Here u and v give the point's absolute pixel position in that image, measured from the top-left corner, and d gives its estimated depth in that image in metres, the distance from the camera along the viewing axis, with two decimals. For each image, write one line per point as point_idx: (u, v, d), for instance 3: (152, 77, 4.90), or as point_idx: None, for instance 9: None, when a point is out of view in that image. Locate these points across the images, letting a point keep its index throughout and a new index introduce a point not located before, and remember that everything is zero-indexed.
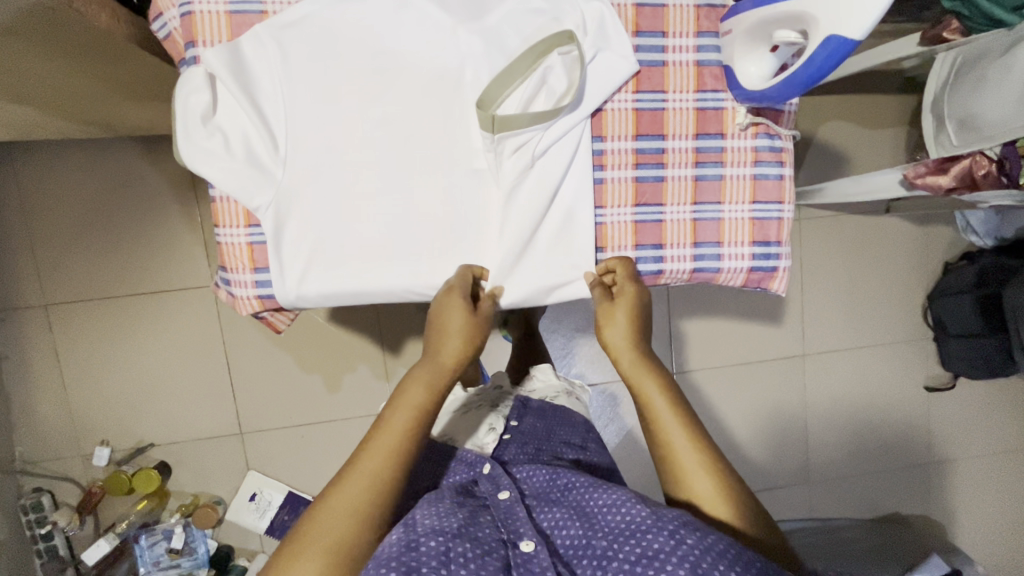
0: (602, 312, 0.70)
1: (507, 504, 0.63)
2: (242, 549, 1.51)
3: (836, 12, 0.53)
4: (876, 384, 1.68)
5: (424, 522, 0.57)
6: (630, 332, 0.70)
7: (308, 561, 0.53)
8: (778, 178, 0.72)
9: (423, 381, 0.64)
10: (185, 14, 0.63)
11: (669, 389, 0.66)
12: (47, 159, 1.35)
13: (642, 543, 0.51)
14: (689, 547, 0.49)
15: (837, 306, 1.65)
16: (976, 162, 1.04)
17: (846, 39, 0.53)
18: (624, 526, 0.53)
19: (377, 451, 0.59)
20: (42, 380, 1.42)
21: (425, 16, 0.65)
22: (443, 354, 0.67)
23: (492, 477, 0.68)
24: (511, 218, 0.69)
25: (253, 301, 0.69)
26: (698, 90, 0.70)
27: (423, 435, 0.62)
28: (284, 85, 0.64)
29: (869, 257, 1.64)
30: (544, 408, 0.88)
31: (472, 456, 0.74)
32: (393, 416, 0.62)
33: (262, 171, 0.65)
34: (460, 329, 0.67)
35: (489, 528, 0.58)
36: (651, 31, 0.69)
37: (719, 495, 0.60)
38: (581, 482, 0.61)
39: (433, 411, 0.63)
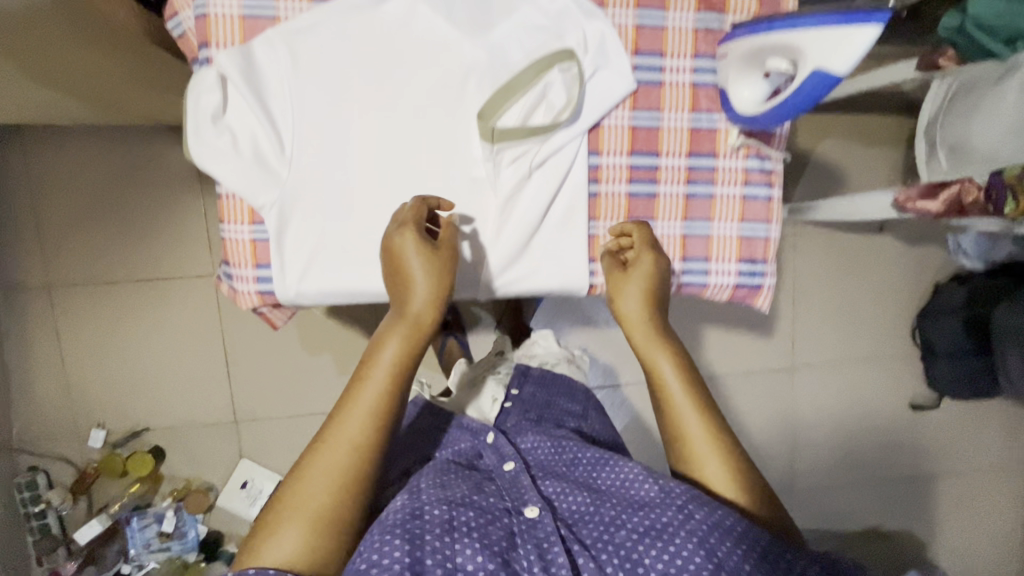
0: (614, 282, 0.71)
1: (512, 474, 0.67)
2: (232, 535, 1.53)
3: (822, 47, 0.55)
4: (863, 399, 1.70)
5: (429, 491, 0.61)
6: (642, 301, 0.69)
7: (291, 525, 0.56)
8: (766, 199, 0.75)
9: (396, 341, 0.63)
10: (200, 16, 0.65)
11: (681, 364, 0.67)
12: (57, 144, 1.37)
13: (649, 516, 0.58)
14: (696, 522, 0.56)
15: (828, 321, 1.67)
16: (966, 188, 1.06)
17: (832, 73, 0.55)
18: (632, 500, 0.60)
19: (353, 418, 0.60)
20: (42, 360, 1.44)
21: (431, 28, 0.67)
22: (412, 308, 0.64)
23: (495, 447, 0.72)
24: (507, 227, 0.72)
25: (253, 296, 0.71)
26: (693, 110, 0.73)
27: (399, 396, 0.62)
28: (292, 89, 0.66)
29: (862, 274, 1.67)
30: (544, 377, 0.91)
31: (476, 426, 0.75)
32: (365, 380, 0.61)
33: (268, 171, 0.67)
34: (431, 275, 0.64)
35: (493, 497, 0.62)
36: (650, 52, 0.71)
37: (728, 477, 0.62)
38: (588, 459, 0.67)
39: (411, 368, 0.63)
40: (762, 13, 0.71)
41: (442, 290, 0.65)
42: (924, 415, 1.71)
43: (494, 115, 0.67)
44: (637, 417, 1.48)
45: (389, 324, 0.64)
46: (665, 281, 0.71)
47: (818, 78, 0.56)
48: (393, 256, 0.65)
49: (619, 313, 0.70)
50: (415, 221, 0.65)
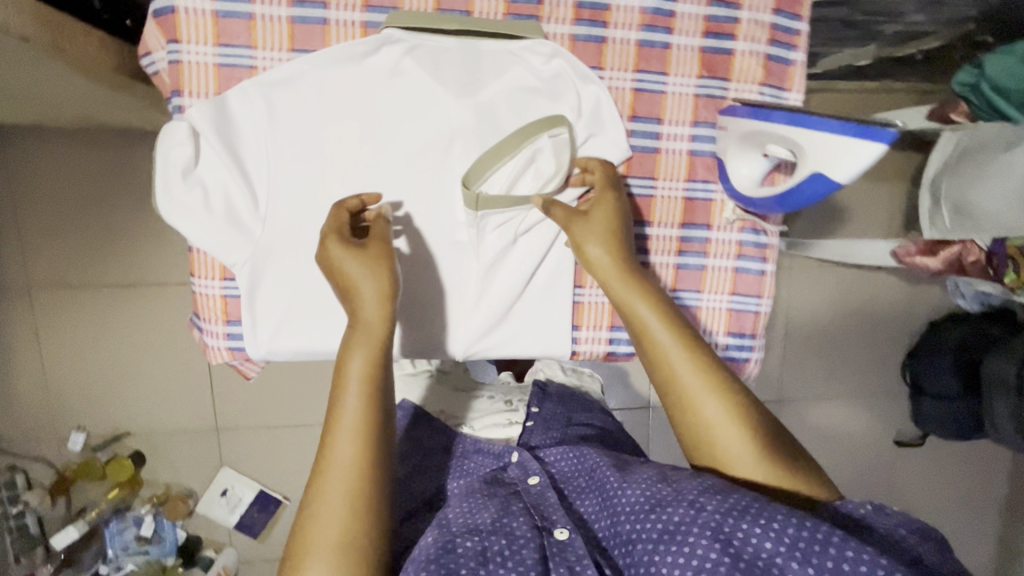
0: (575, 229, 0.63)
1: (538, 489, 0.68)
2: (210, 541, 1.53)
3: (825, 151, 0.53)
4: (847, 433, 1.70)
5: (455, 524, 0.60)
6: (610, 247, 0.63)
7: (316, 565, 0.50)
8: (759, 273, 0.72)
9: (360, 353, 0.57)
10: (172, 63, 0.62)
11: (660, 307, 0.63)
12: (38, 143, 1.33)
13: (662, 519, 0.54)
14: (709, 513, 0.52)
15: (819, 353, 1.66)
16: (966, 249, 1.06)
17: (833, 180, 0.53)
18: (641, 501, 0.57)
19: (344, 434, 0.55)
20: (21, 361, 1.42)
21: (418, 86, 0.63)
22: (364, 311, 0.58)
23: (519, 462, 0.73)
24: (488, 293, 0.70)
25: (224, 352, 0.69)
26: (689, 180, 0.70)
27: (382, 385, 0.58)
28: (269, 142, 0.63)
29: (858, 306, 1.65)
30: (561, 394, 0.95)
31: (497, 448, 0.78)
32: (343, 397, 0.56)
33: (240, 228, 0.64)
34: (372, 274, 0.58)
35: (523, 516, 0.62)
36: (647, 117, 0.68)
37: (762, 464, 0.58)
38: (602, 462, 0.66)
39: (383, 358, 0.58)
40: (769, 82, 0.68)
41: (388, 292, 0.59)
42: (913, 452, 1.69)
43: (478, 181, 0.64)
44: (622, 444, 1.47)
45: (347, 337, 0.58)
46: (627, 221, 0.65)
47: (816, 180, 0.54)
48: (332, 271, 0.60)
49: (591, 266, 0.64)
50: (337, 229, 0.60)
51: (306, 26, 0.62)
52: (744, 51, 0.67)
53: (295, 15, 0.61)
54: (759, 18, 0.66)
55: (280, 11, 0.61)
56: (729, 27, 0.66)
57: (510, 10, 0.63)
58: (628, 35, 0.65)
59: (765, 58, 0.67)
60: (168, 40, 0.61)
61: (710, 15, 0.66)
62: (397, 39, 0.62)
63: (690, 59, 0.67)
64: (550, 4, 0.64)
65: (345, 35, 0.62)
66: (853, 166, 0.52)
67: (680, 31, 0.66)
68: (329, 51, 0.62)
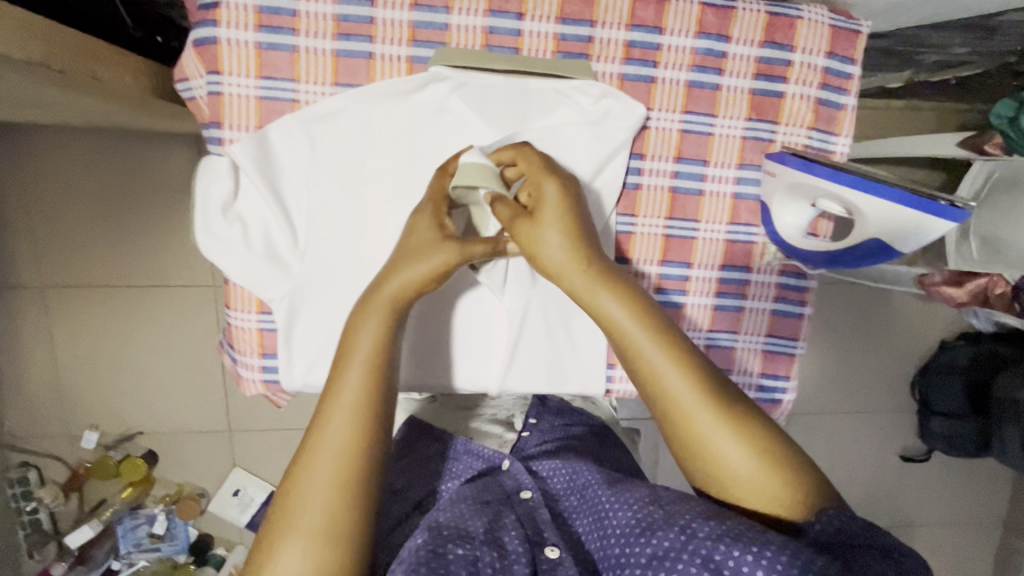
0: (526, 234, 0.58)
1: (530, 504, 0.66)
2: (222, 538, 1.54)
3: (886, 230, 0.57)
4: (871, 454, 1.63)
5: (448, 529, 0.58)
6: (571, 247, 0.58)
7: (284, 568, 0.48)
8: (797, 317, 0.72)
9: (372, 325, 0.57)
10: (212, 94, 0.60)
11: (631, 303, 0.57)
12: (54, 140, 1.30)
13: (652, 543, 0.53)
14: (700, 540, 0.50)
15: (852, 372, 1.58)
16: (992, 282, 1.05)
17: (893, 250, 0.59)
18: (632, 524, 0.56)
19: (342, 402, 0.54)
20: (36, 360, 1.41)
21: (463, 123, 0.62)
22: (385, 288, 0.58)
23: (513, 473, 0.71)
24: (524, 330, 0.69)
25: (258, 384, 0.68)
26: (731, 223, 0.69)
27: (389, 358, 0.57)
28: (309, 176, 0.62)
29: (895, 326, 1.55)
30: (563, 409, 0.89)
31: (488, 452, 0.75)
32: (346, 369, 0.55)
33: (279, 264, 0.63)
34: (422, 255, 0.57)
35: (515, 530, 0.61)
36: (693, 158, 0.66)
37: (758, 467, 0.54)
38: (596, 481, 0.65)
39: (390, 347, 0.57)
40: (817, 126, 0.66)
41: (434, 276, 0.58)
42: (934, 476, 1.65)
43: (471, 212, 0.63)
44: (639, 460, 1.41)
45: (356, 312, 0.58)
46: (579, 204, 0.60)
47: (876, 246, 0.59)
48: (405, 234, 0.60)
49: (551, 271, 0.58)
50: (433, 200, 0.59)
51: (351, 60, 0.60)
52: (794, 95, 0.65)
53: (339, 48, 0.60)
54: (811, 61, 0.65)
55: (325, 44, 0.60)
56: (780, 69, 0.65)
57: (560, 47, 0.62)
58: (678, 76, 0.64)
59: (815, 102, 0.66)
60: (208, 71, 0.59)
61: (762, 56, 0.64)
62: (444, 76, 0.60)
63: (739, 101, 0.65)
64: (600, 42, 0.62)
65: (391, 70, 0.61)
66: (918, 240, 0.57)
67: (730, 72, 0.64)
68: (374, 86, 0.60)
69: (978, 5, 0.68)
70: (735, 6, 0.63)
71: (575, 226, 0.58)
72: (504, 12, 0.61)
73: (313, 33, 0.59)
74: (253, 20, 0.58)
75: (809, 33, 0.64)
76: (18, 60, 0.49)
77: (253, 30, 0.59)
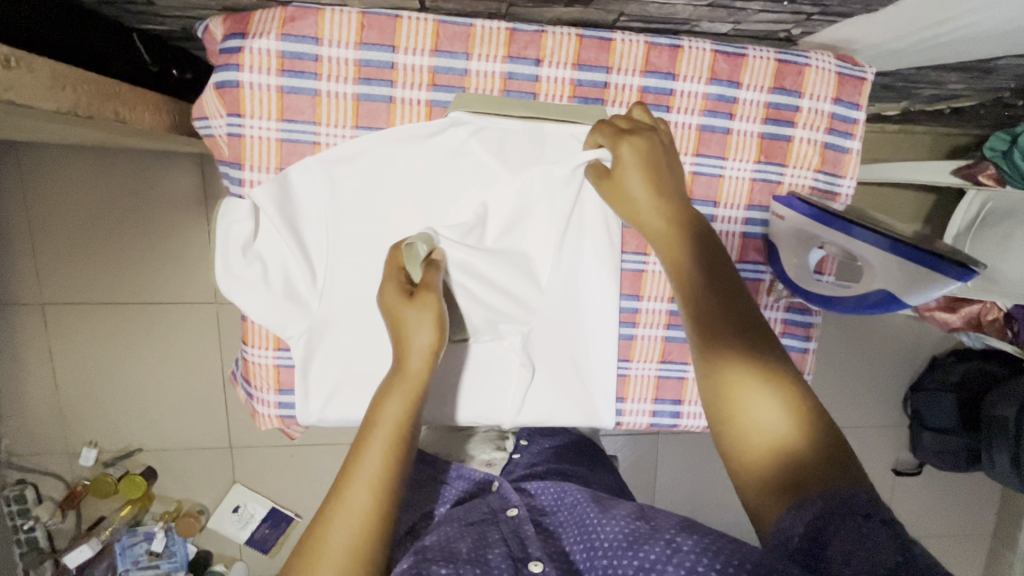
0: (609, 188, 0.58)
1: (516, 520, 0.65)
2: (220, 555, 1.49)
3: (896, 282, 0.59)
4: (873, 466, 1.64)
5: (433, 552, 0.55)
6: (650, 189, 0.56)
7: None
8: (801, 351, 0.74)
9: (395, 402, 0.52)
10: (234, 135, 0.61)
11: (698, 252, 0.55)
12: (56, 159, 1.30)
13: (638, 556, 0.52)
14: (684, 553, 0.49)
15: (854, 386, 1.59)
16: (986, 308, 1.07)
17: (903, 303, 0.60)
18: (619, 539, 0.55)
19: (360, 482, 0.49)
20: (34, 377, 1.39)
21: (479, 166, 0.64)
22: (407, 361, 0.53)
23: (500, 493, 0.72)
24: (536, 365, 0.70)
25: (273, 419, 0.69)
26: (739, 261, 0.71)
27: (407, 444, 0.51)
28: (329, 215, 0.63)
29: (893, 341, 1.57)
30: (552, 432, 0.92)
31: (478, 475, 0.77)
32: (365, 448, 0.50)
33: (299, 303, 0.64)
34: (424, 311, 0.53)
35: (499, 548, 0.58)
36: (703, 199, 0.68)
37: (778, 414, 0.47)
38: (583, 499, 0.66)
39: (412, 436, 0.52)
40: (823, 169, 0.69)
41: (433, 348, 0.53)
42: (931, 488, 1.67)
43: (418, 266, 0.57)
44: (643, 475, 1.41)
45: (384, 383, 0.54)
46: (661, 160, 0.56)
47: (887, 299, 0.61)
48: (391, 323, 0.54)
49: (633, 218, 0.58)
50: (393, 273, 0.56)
51: (371, 104, 0.61)
52: (802, 139, 0.67)
53: (360, 92, 0.61)
54: (818, 107, 0.67)
55: (346, 88, 0.61)
56: (789, 114, 0.67)
57: (576, 92, 0.64)
58: (689, 120, 0.66)
59: (822, 146, 0.68)
60: (230, 113, 0.60)
61: (771, 102, 0.66)
62: (464, 121, 0.61)
63: (749, 145, 0.67)
64: (616, 87, 0.64)
65: (411, 113, 0.62)
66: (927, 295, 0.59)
67: (740, 116, 0.66)
68: (394, 130, 0.61)
69: (980, 50, 0.71)
70: (746, 53, 0.65)
71: (660, 177, 0.56)
72: (523, 58, 0.62)
73: (335, 77, 0.60)
74: (275, 64, 0.59)
75: (816, 80, 0.66)
76: (48, 109, 0.50)
77: (276, 74, 0.59)
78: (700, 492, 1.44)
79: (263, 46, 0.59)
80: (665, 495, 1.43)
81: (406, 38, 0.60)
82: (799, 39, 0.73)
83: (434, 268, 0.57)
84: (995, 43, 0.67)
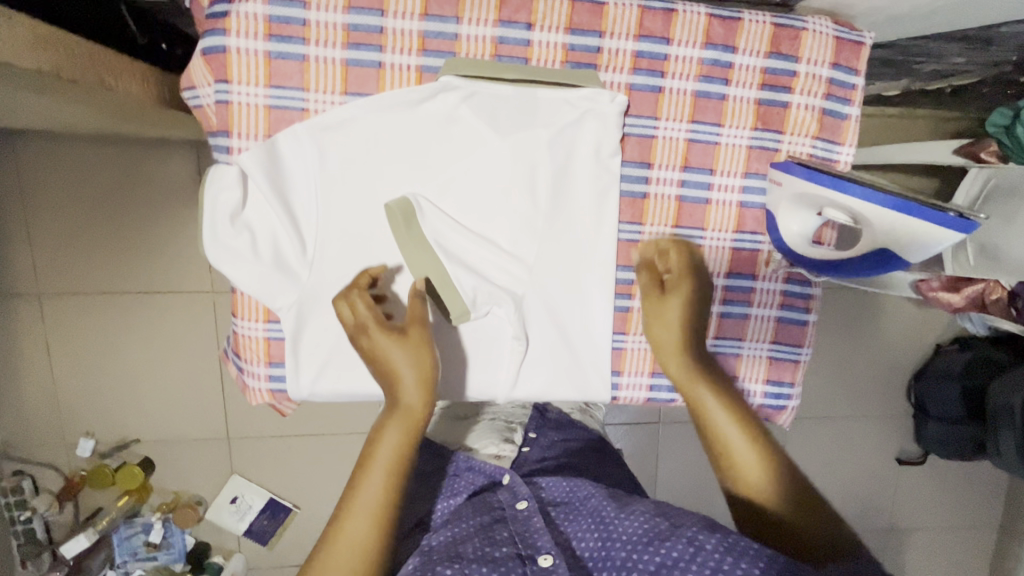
0: (652, 306, 0.66)
1: (526, 514, 0.65)
2: (219, 547, 1.48)
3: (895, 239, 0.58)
4: (877, 456, 1.62)
5: (438, 554, 0.57)
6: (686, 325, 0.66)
7: None
8: (802, 323, 0.72)
9: (394, 430, 0.58)
10: (221, 103, 0.60)
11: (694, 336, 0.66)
12: (52, 147, 1.29)
13: (661, 553, 0.52)
14: (709, 552, 0.49)
15: (859, 374, 1.57)
16: (990, 287, 1.06)
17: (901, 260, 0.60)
18: (640, 533, 0.55)
19: (359, 508, 0.55)
20: (32, 367, 1.38)
21: (470, 133, 0.62)
22: (404, 393, 0.59)
23: (510, 486, 0.71)
24: (531, 341, 0.68)
25: (264, 393, 0.68)
26: (737, 231, 0.69)
27: (403, 471, 0.58)
28: (318, 184, 0.62)
29: (897, 329, 1.55)
30: (560, 421, 0.92)
31: (489, 468, 0.77)
32: (366, 474, 0.56)
33: (288, 273, 0.63)
34: (414, 361, 0.59)
35: (505, 545, 0.59)
36: (699, 167, 0.67)
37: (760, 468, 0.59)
38: (601, 493, 0.64)
39: (411, 460, 0.58)
40: (821, 136, 0.67)
41: (429, 376, 0.59)
42: (936, 478, 1.65)
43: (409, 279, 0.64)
44: (645, 464, 1.40)
45: (383, 415, 0.59)
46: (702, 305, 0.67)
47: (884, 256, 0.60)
48: (376, 359, 0.59)
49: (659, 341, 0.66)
50: (374, 317, 0.60)
51: (361, 69, 0.61)
52: (800, 105, 0.66)
53: (349, 58, 0.60)
54: (816, 72, 0.65)
55: (334, 53, 0.60)
56: (786, 80, 0.66)
57: (568, 57, 0.63)
58: (685, 86, 0.65)
59: (820, 112, 0.67)
60: (217, 80, 0.59)
61: (767, 67, 0.65)
62: (454, 86, 0.60)
63: (745, 111, 0.66)
64: (609, 52, 0.63)
65: (400, 79, 0.61)
66: (924, 250, 0.58)
67: (736, 82, 0.65)
68: (383, 95, 0.60)
69: (979, 17, 0.70)
70: (742, 18, 0.63)
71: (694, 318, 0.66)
72: (514, 22, 0.61)
73: (323, 42, 0.59)
74: (262, 29, 0.58)
75: (814, 45, 0.65)
76: (30, 69, 0.50)
77: (263, 38, 0.58)
78: (701, 482, 1.42)
79: (249, 11, 0.58)
80: (668, 485, 1.42)
81: (394, 2, 0.59)
82: (795, 6, 0.72)
83: (420, 301, 0.62)
84: (993, 8, 0.66)
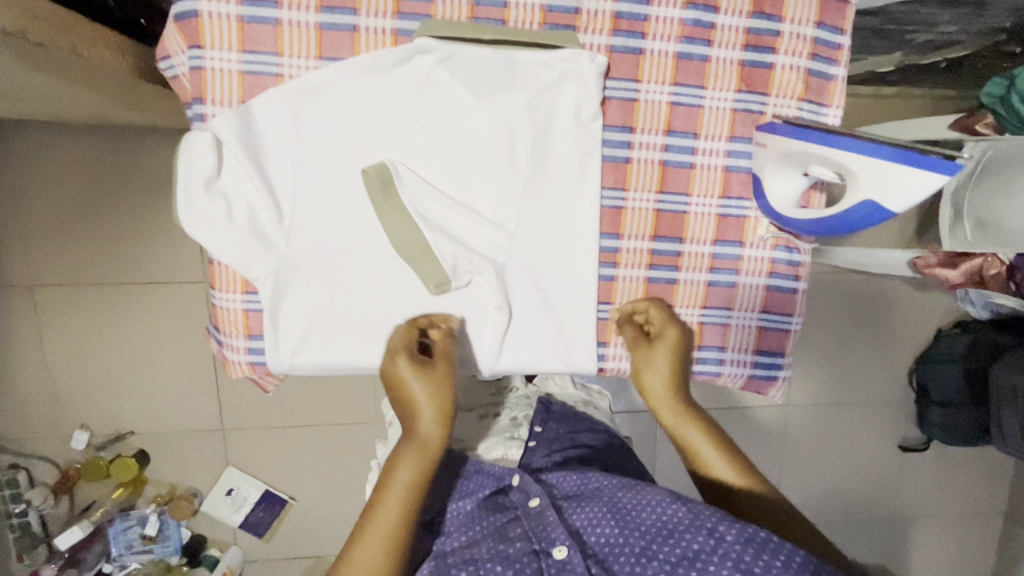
0: (638, 356, 0.67)
1: (538, 509, 0.64)
2: (215, 540, 1.47)
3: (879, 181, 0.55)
4: (880, 443, 1.60)
5: (456, 558, 0.60)
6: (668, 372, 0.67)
7: None
8: (792, 291, 0.71)
9: (411, 460, 0.60)
10: (194, 69, 0.59)
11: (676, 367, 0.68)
12: (42, 138, 1.29)
13: (680, 545, 0.54)
14: (729, 543, 0.53)
15: (859, 360, 1.55)
16: (988, 262, 1.04)
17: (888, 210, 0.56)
18: (657, 525, 0.57)
19: (375, 535, 0.58)
20: (26, 359, 1.38)
21: (448, 97, 0.62)
22: (420, 426, 0.61)
23: (521, 484, 0.68)
24: (514, 311, 0.67)
25: (244, 366, 0.67)
26: (723, 196, 0.68)
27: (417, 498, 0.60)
28: (294, 150, 0.61)
29: (898, 313, 1.53)
30: (567, 413, 0.87)
31: (498, 470, 0.70)
32: (381, 502, 0.59)
33: (264, 241, 0.62)
34: (432, 402, 0.61)
35: (521, 541, 0.61)
36: (683, 131, 0.66)
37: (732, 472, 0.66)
38: (613, 483, 0.64)
39: (426, 489, 0.60)
40: (807, 98, 0.66)
41: (448, 411, 0.61)
42: (940, 464, 1.62)
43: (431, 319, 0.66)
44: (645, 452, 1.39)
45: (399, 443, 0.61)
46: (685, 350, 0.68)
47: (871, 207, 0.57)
48: (401, 394, 0.62)
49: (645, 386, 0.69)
50: (407, 347, 0.62)
51: (335, 33, 0.60)
52: (784, 66, 0.65)
53: (323, 21, 0.59)
54: (800, 31, 0.64)
55: (308, 17, 0.59)
56: (770, 40, 0.64)
57: (546, 19, 0.62)
58: (666, 48, 0.63)
59: (805, 73, 0.65)
60: (190, 46, 0.59)
61: (750, 27, 0.64)
62: (430, 48, 0.59)
63: (729, 73, 0.65)
64: (587, 14, 0.62)
65: (375, 43, 0.60)
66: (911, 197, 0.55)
67: (719, 43, 0.64)
68: (358, 59, 0.60)
69: None
70: None
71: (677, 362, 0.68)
72: None
73: (296, 6, 0.59)
74: None
75: (797, 4, 0.64)
76: None
77: (235, 2, 0.58)
78: None
79: None
80: (668, 473, 1.40)
81: None
82: None
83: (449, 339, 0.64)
84: None
